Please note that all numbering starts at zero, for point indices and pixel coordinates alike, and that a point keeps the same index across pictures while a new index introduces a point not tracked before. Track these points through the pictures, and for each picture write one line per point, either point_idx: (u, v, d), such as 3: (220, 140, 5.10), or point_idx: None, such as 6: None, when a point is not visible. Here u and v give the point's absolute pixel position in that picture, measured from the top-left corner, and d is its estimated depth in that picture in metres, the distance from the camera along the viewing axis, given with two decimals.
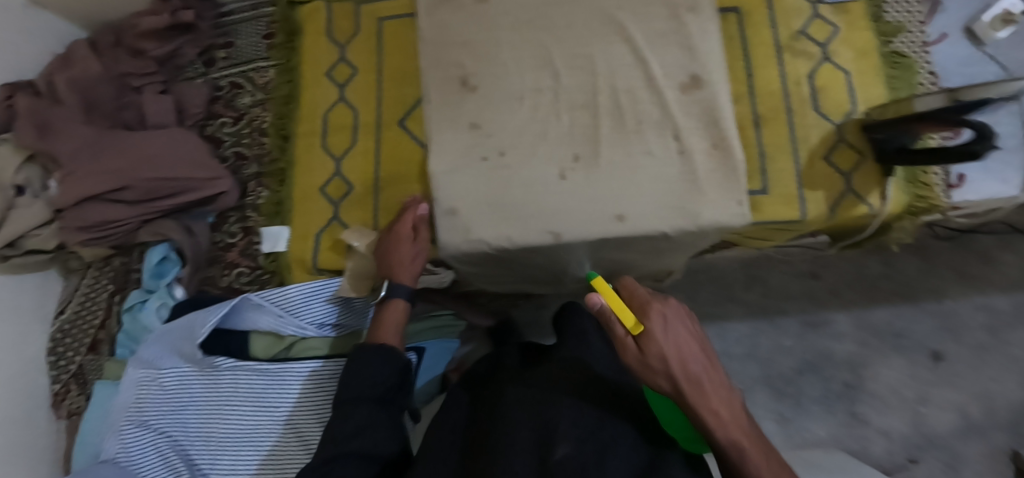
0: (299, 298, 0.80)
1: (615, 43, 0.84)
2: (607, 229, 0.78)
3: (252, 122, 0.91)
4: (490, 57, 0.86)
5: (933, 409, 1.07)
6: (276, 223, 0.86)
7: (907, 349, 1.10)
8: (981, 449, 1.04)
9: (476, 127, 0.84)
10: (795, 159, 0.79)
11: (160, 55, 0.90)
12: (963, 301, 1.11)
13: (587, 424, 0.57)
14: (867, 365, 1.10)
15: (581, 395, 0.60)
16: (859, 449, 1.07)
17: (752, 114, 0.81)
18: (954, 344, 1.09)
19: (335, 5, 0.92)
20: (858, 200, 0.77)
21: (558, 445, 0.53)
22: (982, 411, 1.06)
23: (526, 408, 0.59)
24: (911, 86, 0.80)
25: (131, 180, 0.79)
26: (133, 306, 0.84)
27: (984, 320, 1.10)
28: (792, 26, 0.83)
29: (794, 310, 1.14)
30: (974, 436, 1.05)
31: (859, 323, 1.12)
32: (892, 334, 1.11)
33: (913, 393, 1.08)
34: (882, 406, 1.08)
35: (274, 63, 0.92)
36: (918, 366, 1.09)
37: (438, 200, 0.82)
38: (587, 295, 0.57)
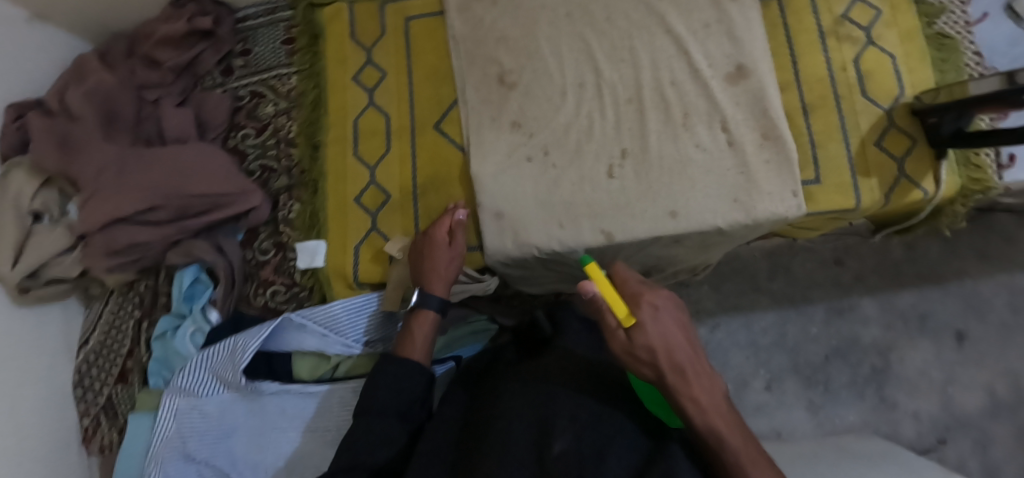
0: (344, 315, 0.76)
1: (658, 34, 0.82)
2: (662, 228, 0.76)
3: (277, 132, 0.86)
4: (530, 53, 0.82)
5: (961, 389, 1.04)
6: (311, 236, 0.81)
7: (931, 331, 1.07)
8: (1009, 427, 1.03)
9: (518, 126, 0.80)
10: (846, 145, 0.77)
11: (177, 65, 0.85)
12: (984, 281, 1.07)
13: (587, 419, 0.54)
14: (893, 348, 1.07)
15: (577, 389, 0.58)
16: (890, 432, 1.04)
17: (799, 101, 0.79)
18: (978, 325, 1.06)
19: (359, 6, 0.88)
20: (912, 184, 0.76)
21: (555, 442, 0.50)
22: (1010, 389, 1.04)
23: (521, 404, 0.57)
24: (958, 68, 0.79)
25: (160, 199, 0.74)
26: (165, 333, 0.80)
27: (1007, 298, 1.07)
28: (835, 10, 0.81)
29: (819, 298, 1.10)
30: (1002, 414, 1.03)
31: (885, 307, 1.09)
32: (916, 316, 1.08)
33: (939, 374, 1.05)
34: (911, 389, 1.05)
35: (298, 69, 0.88)
36: (943, 347, 1.06)
37: (482, 205, 0.78)
38: (581, 282, 0.53)
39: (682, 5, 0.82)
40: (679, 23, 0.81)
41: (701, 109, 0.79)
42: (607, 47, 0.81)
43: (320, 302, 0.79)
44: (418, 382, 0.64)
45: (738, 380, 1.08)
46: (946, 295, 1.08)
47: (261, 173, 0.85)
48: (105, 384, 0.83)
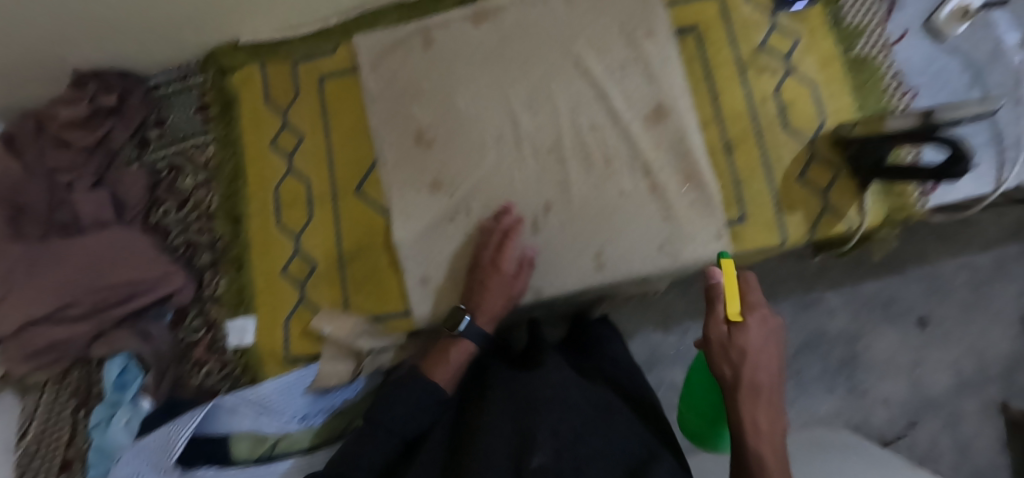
0: (275, 391, 0.77)
1: (575, 78, 0.80)
2: (587, 275, 0.76)
3: (198, 205, 0.84)
4: (446, 107, 0.80)
5: (930, 370, 0.94)
6: (240, 313, 0.80)
7: (896, 317, 0.96)
8: (979, 408, 0.92)
9: (438, 185, 0.79)
10: (769, 180, 0.76)
11: (88, 145, 0.82)
12: (945, 262, 0.96)
13: (570, 434, 0.51)
14: (860, 336, 0.95)
15: (570, 400, 0.55)
16: (863, 424, 0.93)
17: (721, 139, 0.78)
18: (941, 306, 0.95)
19: (272, 67, 0.85)
20: (836, 217, 0.75)
21: (535, 455, 0.48)
22: (977, 368, 0.93)
23: (513, 417, 0.54)
24: (878, 91, 0.78)
25: (76, 294, 0.74)
26: (99, 424, 0.78)
27: (968, 278, 0.95)
28: (752, 40, 0.79)
29: (784, 293, 0.96)
30: (971, 393, 0.93)
31: (847, 298, 0.97)
32: (881, 303, 0.96)
33: (907, 358, 0.94)
34: (883, 375, 0.94)
35: (214, 137, 0.85)
36: (909, 333, 0.95)
37: (405, 271, 0.77)
38: (710, 270, 0.54)
39: (599, 45, 0.80)
40: (596, 63, 0.80)
41: (624, 152, 0.77)
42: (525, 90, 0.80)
43: (252, 382, 0.78)
44: (432, 409, 0.60)
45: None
46: (907, 280, 0.96)
47: (185, 249, 0.83)
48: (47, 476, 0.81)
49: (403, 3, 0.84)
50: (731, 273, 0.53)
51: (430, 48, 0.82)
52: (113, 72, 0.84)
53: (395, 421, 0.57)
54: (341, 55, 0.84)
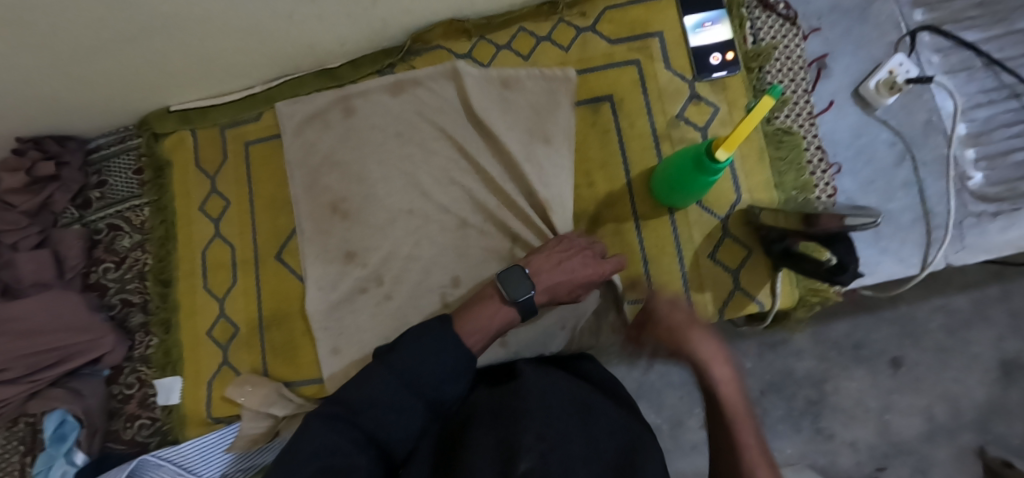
0: (196, 452, 0.80)
1: (489, 148, 0.79)
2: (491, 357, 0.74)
3: (133, 266, 0.88)
4: (360, 176, 0.81)
5: (899, 416, 0.90)
6: (168, 373, 0.84)
7: (866, 360, 0.91)
8: (949, 452, 0.89)
9: (352, 256, 0.80)
10: (680, 259, 0.75)
11: (30, 208, 0.87)
12: (919, 304, 0.91)
13: (556, 436, 0.48)
14: (828, 379, 0.91)
15: (549, 406, 0.52)
16: (827, 465, 0.90)
17: (633, 214, 0.76)
18: (914, 349, 0.90)
19: (201, 132, 0.87)
20: (747, 297, 0.73)
21: (519, 462, 0.45)
22: (947, 412, 0.89)
23: (494, 425, 0.51)
24: (799, 166, 0.75)
25: (7, 360, 0.79)
26: (41, 471, 0.84)
27: (943, 321, 0.90)
28: (668, 111, 0.77)
29: (750, 331, 0.93)
30: (941, 438, 0.89)
31: (818, 339, 0.92)
32: (851, 346, 0.91)
33: (876, 403, 0.90)
34: (848, 418, 0.91)
35: (147, 200, 0.88)
36: (879, 375, 0.90)
37: (319, 340, 0.79)
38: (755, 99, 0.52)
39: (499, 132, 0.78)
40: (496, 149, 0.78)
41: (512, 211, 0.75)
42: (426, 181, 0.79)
43: (177, 440, 0.83)
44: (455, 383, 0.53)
45: (672, 419, 0.94)
46: (881, 321, 0.91)
47: (121, 308, 0.88)
48: None
49: (325, 70, 0.84)
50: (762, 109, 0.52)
51: (351, 117, 0.82)
52: (51, 138, 0.87)
53: (429, 379, 0.51)
54: (266, 122, 0.86)
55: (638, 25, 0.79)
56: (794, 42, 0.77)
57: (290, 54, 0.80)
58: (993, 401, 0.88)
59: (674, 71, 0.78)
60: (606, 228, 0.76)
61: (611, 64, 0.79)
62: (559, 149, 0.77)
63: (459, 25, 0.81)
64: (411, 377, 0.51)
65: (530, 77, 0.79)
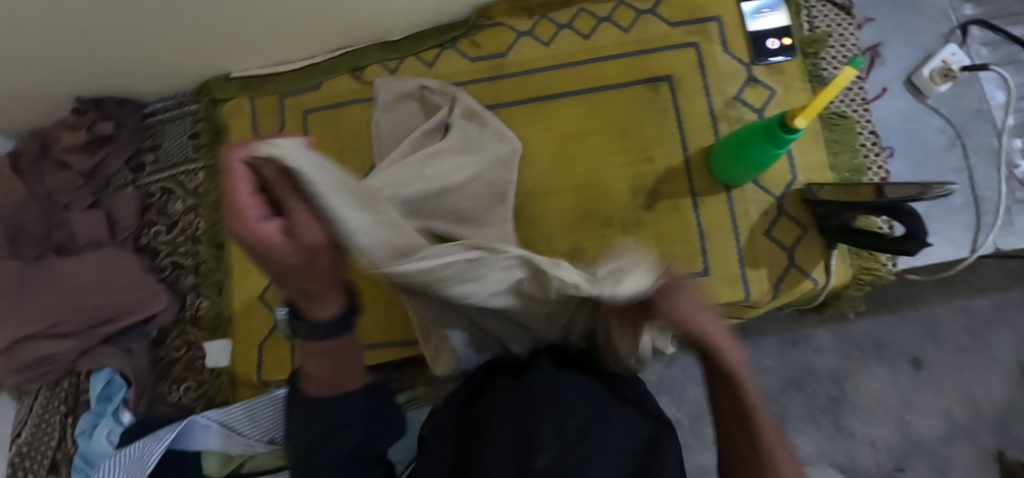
0: (245, 414, 0.81)
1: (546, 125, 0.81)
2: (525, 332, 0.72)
3: (186, 230, 0.89)
4: None
5: (919, 417, 0.91)
6: (218, 336, 0.85)
7: (887, 359, 0.92)
8: (968, 454, 0.89)
9: None
10: (735, 236, 0.76)
11: (86, 169, 0.87)
12: (941, 305, 0.93)
13: (573, 433, 0.50)
14: (849, 377, 0.93)
15: (568, 400, 0.52)
16: (848, 463, 0.90)
17: (689, 191, 0.77)
18: (934, 349, 0.92)
19: (260, 100, 0.88)
20: (802, 274, 0.75)
21: (537, 457, 0.48)
22: (967, 413, 0.90)
23: (514, 416, 0.52)
24: (853, 149, 0.77)
25: (61, 316, 0.77)
26: (84, 431, 0.83)
27: (964, 323, 0.92)
28: (726, 92, 0.79)
29: (772, 328, 0.94)
30: (961, 439, 0.89)
31: (840, 337, 0.93)
32: (872, 345, 0.93)
33: (897, 402, 0.91)
34: (869, 417, 0.91)
35: (203, 165, 0.90)
36: (900, 374, 0.92)
37: None
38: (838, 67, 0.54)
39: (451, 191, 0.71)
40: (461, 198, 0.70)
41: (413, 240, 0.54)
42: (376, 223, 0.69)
43: (225, 402, 0.83)
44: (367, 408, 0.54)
45: (693, 413, 0.95)
46: (902, 321, 0.93)
47: (171, 271, 0.88)
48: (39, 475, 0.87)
49: (386, 43, 0.86)
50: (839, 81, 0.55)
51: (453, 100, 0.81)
52: (111, 100, 0.88)
53: (352, 417, 0.53)
54: (325, 92, 0.87)
55: (697, 10, 0.81)
56: (849, 30, 0.79)
57: (357, 25, 0.82)
58: (1013, 404, 0.90)
59: (731, 54, 0.80)
60: (664, 204, 0.77)
61: (669, 46, 0.81)
62: (614, 126, 0.80)
63: (522, 4, 0.84)
64: (334, 426, 0.52)
65: (591, 60, 0.81)
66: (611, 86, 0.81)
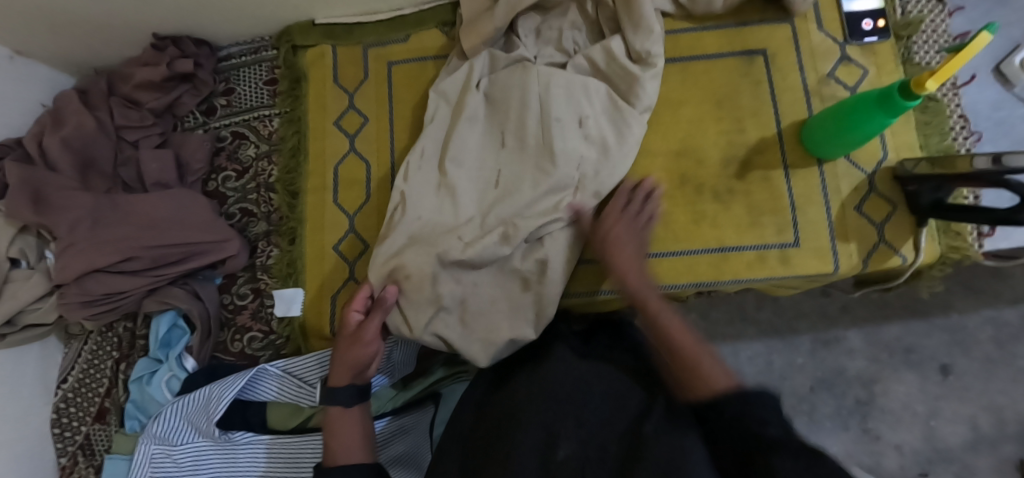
0: (315, 368, 0.76)
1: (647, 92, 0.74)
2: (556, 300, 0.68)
3: (257, 176, 0.87)
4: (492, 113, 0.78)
5: (945, 423, 0.92)
6: (289, 285, 0.82)
7: (916, 364, 0.94)
8: (990, 464, 0.90)
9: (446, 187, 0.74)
10: (827, 209, 0.76)
11: (157, 107, 0.86)
12: (971, 315, 0.94)
13: (594, 424, 0.54)
14: (878, 380, 0.95)
15: (589, 389, 0.58)
16: (871, 464, 0.93)
17: (781, 162, 0.78)
18: (964, 358, 0.93)
19: (343, 49, 0.86)
20: (891, 250, 0.75)
21: (559, 449, 0.52)
22: (992, 424, 0.91)
23: (536, 409, 0.57)
24: (943, 131, 0.78)
25: (136, 250, 0.75)
26: (141, 377, 0.80)
27: (993, 333, 0.93)
28: (820, 69, 0.80)
29: (805, 328, 0.97)
30: (983, 449, 0.91)
31: (872, 340, 0.95)
32: (902, 351, 0.95)
33: (923, 407, 0.93)
34: (894, 420, 0.93)
35: (280, 111, 0.88)
36: (928, 381, 0.94)
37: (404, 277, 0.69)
38: (981, 33, 0.54)
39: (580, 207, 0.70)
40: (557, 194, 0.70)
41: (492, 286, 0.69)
42: (494, 281, 0.69)
43: (295, 352, 0.81)
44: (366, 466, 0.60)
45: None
46: (932, 328, 0.94)
47: (241, 217, 0.86)
48: (84, 423, 0.83)
49: None
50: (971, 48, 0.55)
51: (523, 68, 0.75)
52: (189, 39, 0.86)
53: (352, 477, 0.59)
54: (413, 45, 0.85)
55: None
56: (940, 17, 0.81)
57: None
58: None
59: (826, 32, 0.81)
60: (757, 174, 0.78)
61: (765, 21, 0.81)
62: (703, 99, 0.80)
63: None
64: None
65: (688, 31, 0.82)
66: (708, 56, 0.81)
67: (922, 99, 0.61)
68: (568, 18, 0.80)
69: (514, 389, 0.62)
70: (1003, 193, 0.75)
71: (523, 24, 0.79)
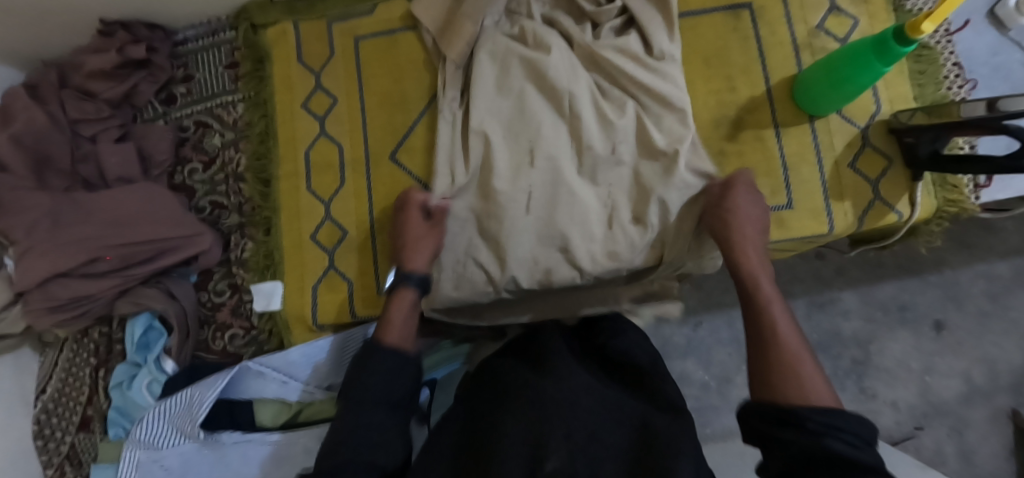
0: (301, 359, 0.74)
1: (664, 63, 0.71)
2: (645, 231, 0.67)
3: (226, 166, 0.83)
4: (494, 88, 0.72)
5: (939, 378, 0.92)
6: (268, 278, 0.79)
7: (910, 322, 0.93)
8: (984, 415, 0.90)
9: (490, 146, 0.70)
10: (820, 167, 0.74)
11: (113, 97, 0.80)
12: (962, 270, 0.93)
13: (582, 436, 0.51)
14: (873, 340, 0.93)
15: (578, 401, 0.55)
16: (869, 423, 0.92)
17: (771, 120, 0.75)
18: (956, 313, 0.92)
19: (307, 24, 0.81)
20: (887, 207, 0.73)
21: (547, 462, 0.48)
22: (985, 376, 0.91)
23: (523, 417, 0.54)
24: (938, 81, 0.75)
25: (101, 250, 0.71)
26: (121, 383, 0.77)
27: (984, 287, 0.92)
28: (809, 21, 0.76)
29: (799, 291, 0.95)
30: (978, 401, 0.91)
31: (866, 299, 0.94)
32: (896, 308, 0.93)
33: (918, 364, 0.92)
34: (892, 378, 0.92)
35: (244, 96, 0.83)
36: (922, 337, 0.93)
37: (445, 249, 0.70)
38: None
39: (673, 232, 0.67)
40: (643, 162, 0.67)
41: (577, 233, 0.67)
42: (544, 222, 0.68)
43: (280, 347, 0.78)
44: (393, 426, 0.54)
45: (720, 376, 0.94)
46: (925, 285, 0.93)
47: (212, 210, 0.82)
48: (67, 433, 0.81)
49: None
50: None
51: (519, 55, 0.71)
52: (141, 23, 0.81)
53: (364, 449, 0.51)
54: (381, 16, 0.80)
55: None
56: None
57: None
58: None
59: None
60: (749, 134, 0.75)
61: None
62: (690, 58, 0.77)
63: None
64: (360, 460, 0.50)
65: None
66: (693, 13, 0.77)
67: (918, 44, 0.59)
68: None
69: (504, 389, 0.59)
70: (999, 140, 0.73)
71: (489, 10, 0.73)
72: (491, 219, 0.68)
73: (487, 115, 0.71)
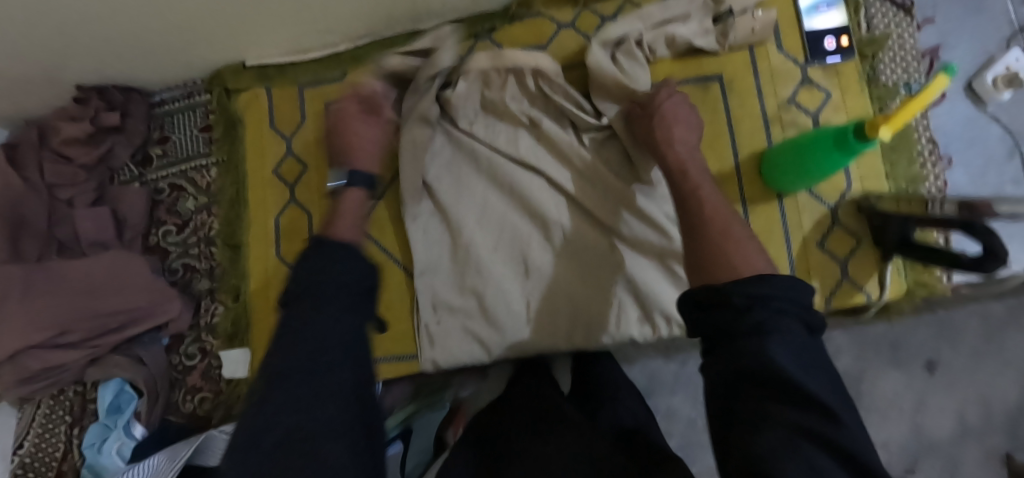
0: None
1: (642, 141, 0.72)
2: (606, 309, 0.73)
3: (198, 229, 0.85)
4: (469, 171, 0.78)
5: (931, 417, 0.89)
6: (235, 346, 0.79)
7: (903, 362, 0.90)
8: (977, 455, 0.88)
9: (459, 224, 0.76)
10: (788, 245, 0.73)
11: (88, 162, 0.81)
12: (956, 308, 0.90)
13: None
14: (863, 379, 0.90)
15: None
16: None
17: (739, 196, 0.74)
18: (950, 351, 0.89)
19: (277, 90, 0.82)
20: (855, 288, 0.72)
21: None
22: (979, 415, 0.88)
23: None
24: (911, 158, 0.73)
25: (70, 323, 0.73)
26: (91, 446, 0.78)
27: (978, 324, 0.89)
28: (780, 94, 0.75)
29: None
30: (970, 441, 0.88)
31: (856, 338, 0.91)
32: (888, 344, 0.90)
33: (909, 402, 0.89)
34: (881, 417, 0.90)
35: (216, 160, 0.85)
36: (913, 376, 0.89)
37: (422, 321, 0.76)
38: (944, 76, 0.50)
39: (647, 312, 0.72)
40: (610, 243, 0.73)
41: (544, 298, 0.74)
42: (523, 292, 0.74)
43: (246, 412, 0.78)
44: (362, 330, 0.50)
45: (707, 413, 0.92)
46: (918, 323, 0.90)
47: (184, 273, 0.84)
48: None
49: (417, 32, 0.81)
50: (924, 93, 0.51)
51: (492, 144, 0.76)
52: (115, 88, 0.82)
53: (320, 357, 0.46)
54: None
55: None
56: (908, 32, 0.76)
57: (389, 13, 0.76)
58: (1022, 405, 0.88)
59: (786, 55, 0.76)
60: None
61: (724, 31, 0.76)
62: None
63: None
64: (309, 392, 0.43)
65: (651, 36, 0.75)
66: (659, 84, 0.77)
67: (876, 142, 0.57)
68: (506, 90, 0.76)
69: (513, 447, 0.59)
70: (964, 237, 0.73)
71: (462, 111, 0.77)
72: (466, 311, 0.75)
73: (455, 196, 0.77)
